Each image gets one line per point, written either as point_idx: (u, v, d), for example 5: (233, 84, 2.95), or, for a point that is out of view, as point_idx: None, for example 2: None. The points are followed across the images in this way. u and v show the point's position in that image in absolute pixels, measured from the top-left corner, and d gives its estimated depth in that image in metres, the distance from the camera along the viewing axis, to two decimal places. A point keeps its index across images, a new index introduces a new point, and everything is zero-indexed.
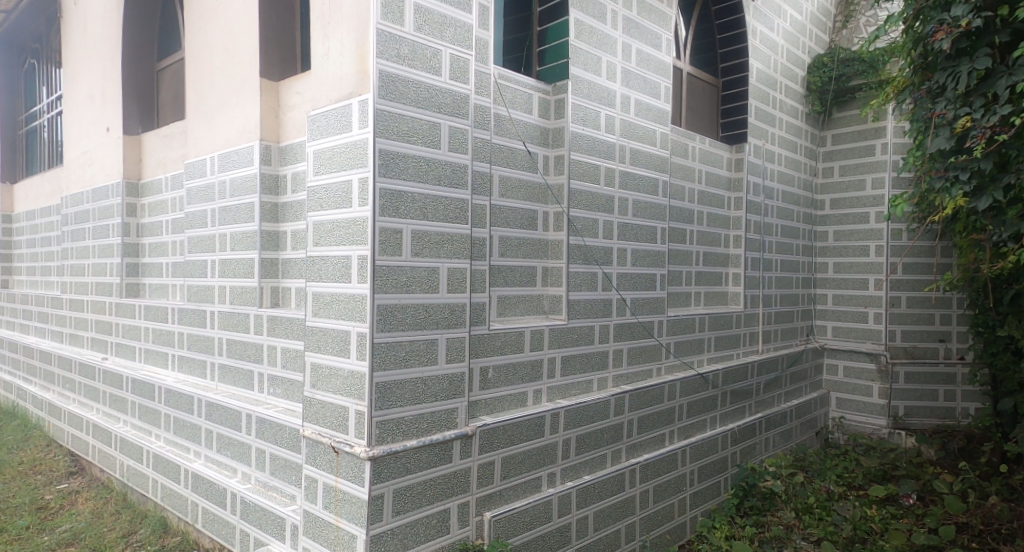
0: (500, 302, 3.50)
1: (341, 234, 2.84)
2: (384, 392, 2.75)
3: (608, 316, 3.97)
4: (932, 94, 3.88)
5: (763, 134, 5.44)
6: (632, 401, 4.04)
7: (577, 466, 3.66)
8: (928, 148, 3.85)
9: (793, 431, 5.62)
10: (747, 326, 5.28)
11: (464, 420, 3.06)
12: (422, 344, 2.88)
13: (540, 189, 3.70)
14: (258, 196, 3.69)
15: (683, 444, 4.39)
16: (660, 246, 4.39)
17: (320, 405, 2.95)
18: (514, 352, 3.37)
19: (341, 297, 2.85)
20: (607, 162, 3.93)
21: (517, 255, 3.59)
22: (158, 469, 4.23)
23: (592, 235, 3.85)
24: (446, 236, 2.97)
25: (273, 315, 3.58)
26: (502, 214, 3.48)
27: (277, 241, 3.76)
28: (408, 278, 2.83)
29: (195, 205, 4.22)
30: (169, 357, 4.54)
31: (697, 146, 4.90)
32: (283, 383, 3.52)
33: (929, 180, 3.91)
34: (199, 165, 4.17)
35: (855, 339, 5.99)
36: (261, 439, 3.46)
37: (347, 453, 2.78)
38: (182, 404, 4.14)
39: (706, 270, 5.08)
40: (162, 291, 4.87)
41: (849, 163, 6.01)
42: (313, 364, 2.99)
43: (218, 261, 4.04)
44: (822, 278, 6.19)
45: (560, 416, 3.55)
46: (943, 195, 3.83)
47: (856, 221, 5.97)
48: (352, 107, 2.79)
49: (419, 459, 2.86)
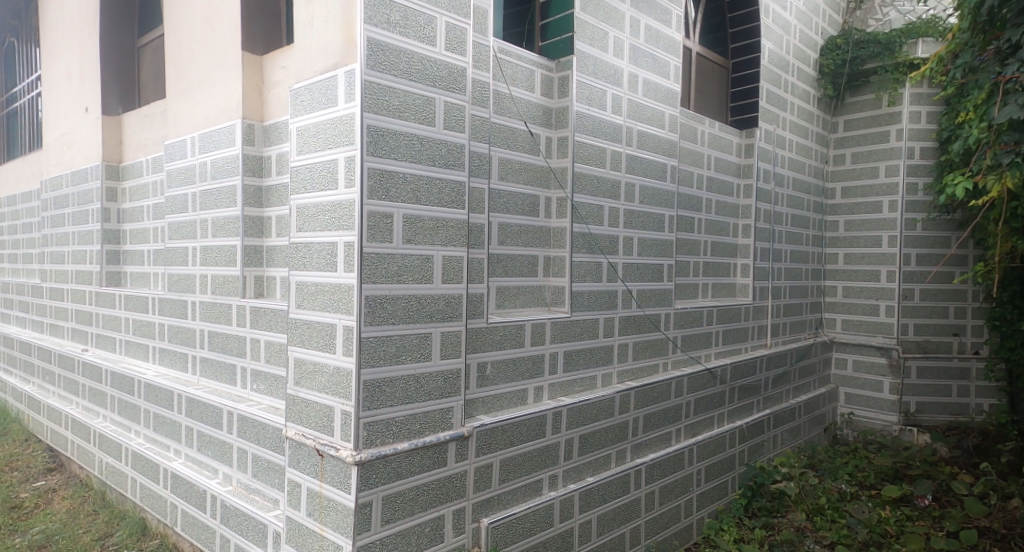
0: (499, 293, 3.28)
1: (327, 218, 2.60)
2: (373, 390, 2.53)
3: (613, 309, 3.75)
4: (1000, 56, 3.70)
5: (773, 119, 5.20)
6: (637, 398, 3.82)
7: (580, 468, 3.45)
8: (994, 117, 3.63)
9: (801, 427, 5.42)
10: (755, 320, 5.07)
11: (460, 419, 2.84)
12: (414, 339, 2.66)
13: (542, 172, 3.46)
14: (240, 178, 3.45)
15: (690, 443, 4.18)
16: (668, 235, 4.16)
17: (303, 404, 2.73)
18: (513, 346, 3.15)
19: (326, 288, 2.62)
20: (613, 145, 3.69)
21: (517, 243, 3.36)
22: (137, 467, 4.01)
23: (597, 223, 3.63)
24: (441, 222, 2.73)
25: (256, 306, 3.35)
26: (501, 199, 3.25)
27: (261, 227, 3.53)
28: (399, 267, 2.60)
29: (175, 189, 3.98)
30: (149, 349, 4.32)
31: (706, 131, 4.67)
32: (267, 379, 3.30)
33: (994, 152, 3.74)
34: (178, 146, 3.92)
35: (866, 332, 5.78)
36: (243, 438, 3.24)
37: (332, 457, 2.56)
38: (162, 399, 3.91)
39: (714, 261, 4.86)
40: (143, 281, 4.63)
41: (862, 150, 5.78)
42: (297, 359, 2.76)
43: (199, 248, 3.80)
44: (832, 269, 5.98)
45: (562, 414, 3.34)
46: (1011, 168, 3.67)
47: (869, 210, 5.75)
48: (338, 79, 2.55)
49: (410, 463, 2.64)
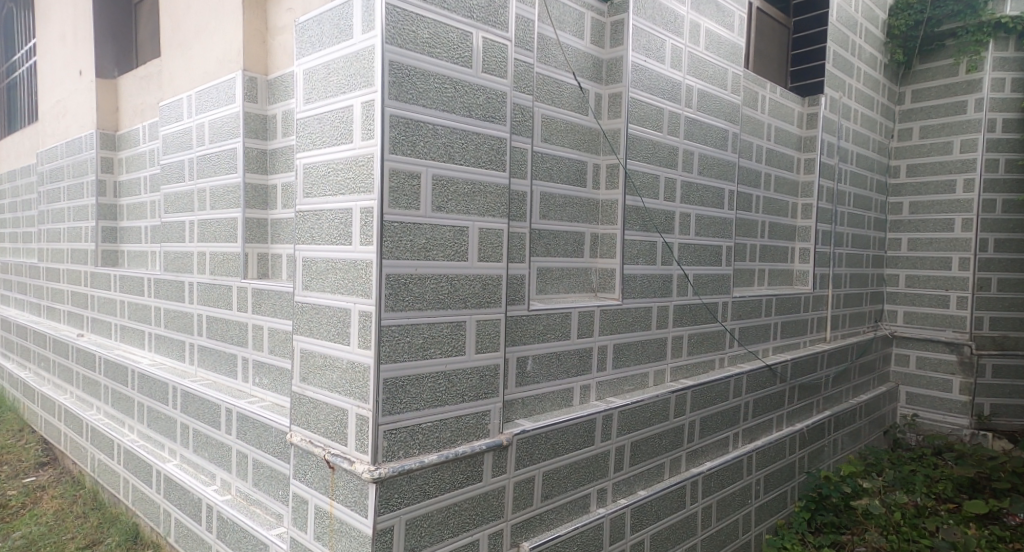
0: (542, 275, 2.80)
1: (340, 179, 2.13)
2: (394, 391, 2.06)
3: (668, 296, 3.26)
4: None
5: (840, 85, 4.64)
6: (695, 400, 3.33)
7: (631, 480, 2.98)
8: None
9: (862, 431, 4.90)
10: (815, 311, 4.55)
11: (498, 426, 2.37)
12: (444, 328, 2.19)
13: (591, 134, 2.96)
14: (242, 140, 2.99)
15: (749, 449, 3.69)
16: (727, 212, 3.65)
17: (311, 404, 2.28)
18: (557, 338, 2.69)
19: (338, 264, 2.16)
20: (672, 105, 3.18)
21: (561, 217, 2.87)
22: (128, 467, 3.59)
23: (652, 196, 3.13)
24: (477, 186, 2.25)
25: (258, 288, 2.91)
26: (545, 165, 2.76)
27: (265, 198, 3.08)
28: (427, 240, 2.12)
29: (171, 155, 3.53)
30: (145, 336, 3.89)
31: (768, 96, 4.13)
32: (271, 372, 2.86)
33: None
34: (174, 107, 3.47)
35: (932, 325, 5.25)
36: (242, 441, 2.80)
37: (345, 471, 2.10)
38: (156, 392, 3.48)
39: (772, 245, 4.33)
40: (141, 260, 4.21)
41: (931, 124, 5.22)
42: (304, 351, 2.31)
43: (197, 223, 3.36)
44: (894, 256, 5.44)
45: (613, 418, 2.85)
46: None
47: (938, 191, 5.19)
48: (353, 5, 2.07)
49: (440, 479, 2.17)
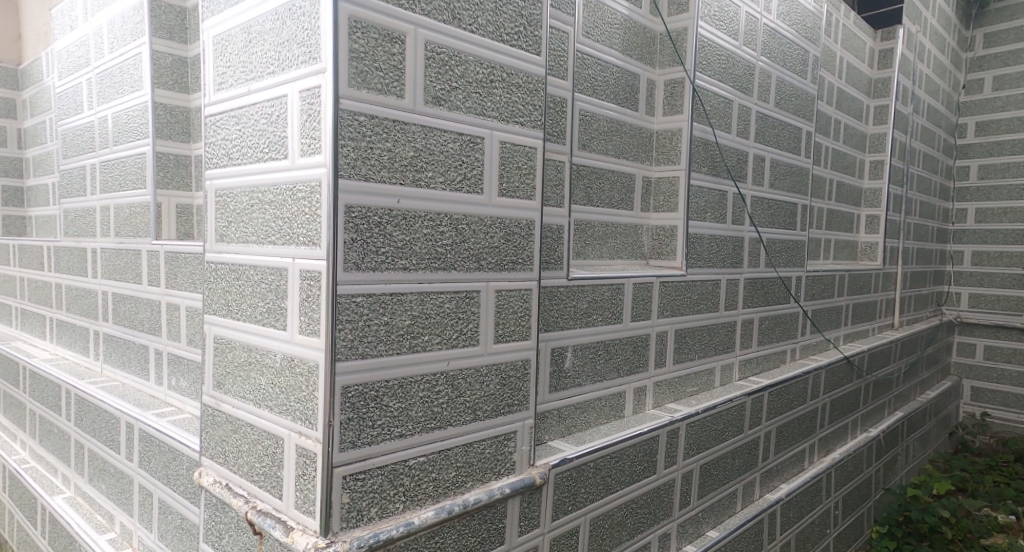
0: (581, 233, 1.95)
1: (268, 47, 1.27)
2: (363, 407, 1.21)
3: (738, 267, 2.43)
4: None
5: (916, 17, 3.84)
6: (771, 404, 2.50)
7: (700, 518, 2.15)
8: None
9: (931, 435, 4.13)
10: (885, 292, 3.75)
11: (527, 455, 1.53)
12: (446, 300, 1.33)
13: (645, 35, 2.12)
14: (147, 40, 2.10)
15: (829, 465, 2.88)
16: (804, 161, 2.81)
17: (229, 427, 1.41)
18: (605, 321, 1.85)
19: (267, 194, 1.29)
20: (749, 4, 2.34)
21: (605, 152, 2.01)
22: (14, 497, 2.67)
23: (723, 128, 2.28)
24: (499, 72, 1.39)
25: (172, 249, 2.04)
26: (586, 72, 1.90)
27: (186, 126, 2.19)
28: (418, 152, 1.26)
29: (68, 80, 2.62)
30: (46, 321, 2.98)
31: (841, 21, 3.29)
32: (189, 370, 1.99)
33: None
34: (68, 12, 2.57)
35: (1004, 309, 4.52)
36: (146, 472, 1.92)
37: (277, 541, 1.24)
38: (48, 397, 2.58)
39: (839, 210, 3.51)
40: (49, 228, 3.31)
41: (1008, 73, 4.48)
42: (219, 341, 1.44)
43: (98, 166, 2.45)
44: (958, 229, 4.68)
45: (680, 435, 2.02)
46: None
47: (1015, 152, 4.44)
48: None
49: (439, 547, 1.33)
